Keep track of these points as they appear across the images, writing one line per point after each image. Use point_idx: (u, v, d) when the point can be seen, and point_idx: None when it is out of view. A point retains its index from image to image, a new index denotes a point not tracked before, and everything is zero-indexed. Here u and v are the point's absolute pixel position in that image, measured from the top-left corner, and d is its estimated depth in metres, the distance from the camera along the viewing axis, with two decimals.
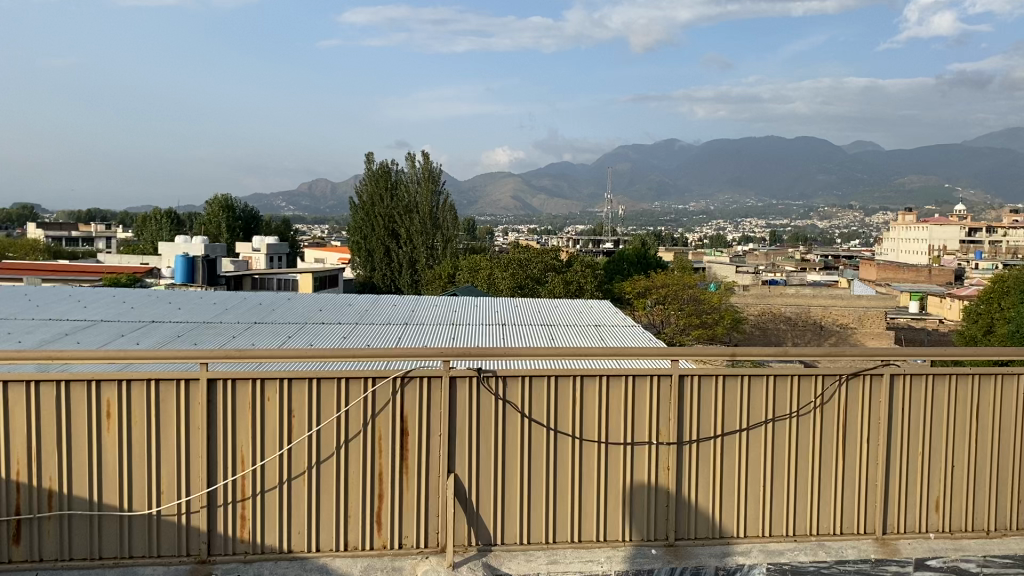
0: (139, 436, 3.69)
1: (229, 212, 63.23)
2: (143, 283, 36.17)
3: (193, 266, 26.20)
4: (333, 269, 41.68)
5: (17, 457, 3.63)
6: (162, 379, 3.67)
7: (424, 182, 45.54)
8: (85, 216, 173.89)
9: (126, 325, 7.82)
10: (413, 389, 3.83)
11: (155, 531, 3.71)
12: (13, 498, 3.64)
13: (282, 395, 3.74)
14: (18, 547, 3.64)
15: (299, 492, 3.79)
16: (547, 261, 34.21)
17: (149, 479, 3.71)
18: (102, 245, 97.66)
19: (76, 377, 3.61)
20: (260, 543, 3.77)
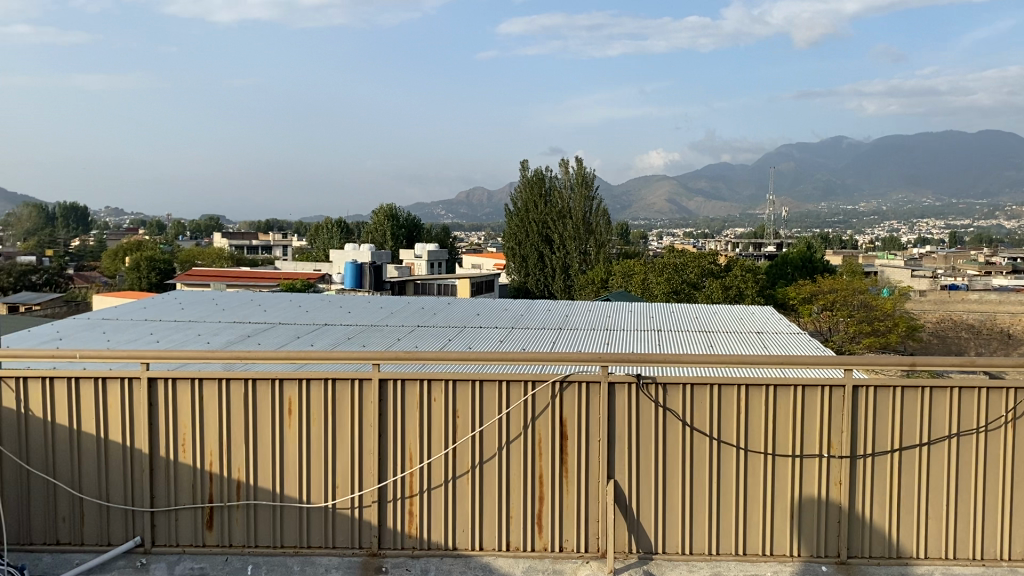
0: (318, 434, 3.91)
1: (392, 221, 65.96)
2: (315, 287, 38.34)
3: (361, 272, 27.54)
4: (491, 274, 42.53)
5: (210, 449, 3.93)
6: (337, 379, 3.87)
7: (577, 186, 45.78)
8: (264, 225, 186.83)
9: (302, 327, 8.34)
10: (573, 393, 3.84)
11: (331, 523, 3.91)
12: (206, 486, 3.94)
13: (447, 397, 3.87)
14: (211, 533, 3.93)
15: (463, 489, 3.89)
16: (705, 266, 33.17)
17: (325, 475, 3.92)
18: (279, 252, 104.77)
19: (260, 376, 3.88)
20: (427, 539, 3.90)
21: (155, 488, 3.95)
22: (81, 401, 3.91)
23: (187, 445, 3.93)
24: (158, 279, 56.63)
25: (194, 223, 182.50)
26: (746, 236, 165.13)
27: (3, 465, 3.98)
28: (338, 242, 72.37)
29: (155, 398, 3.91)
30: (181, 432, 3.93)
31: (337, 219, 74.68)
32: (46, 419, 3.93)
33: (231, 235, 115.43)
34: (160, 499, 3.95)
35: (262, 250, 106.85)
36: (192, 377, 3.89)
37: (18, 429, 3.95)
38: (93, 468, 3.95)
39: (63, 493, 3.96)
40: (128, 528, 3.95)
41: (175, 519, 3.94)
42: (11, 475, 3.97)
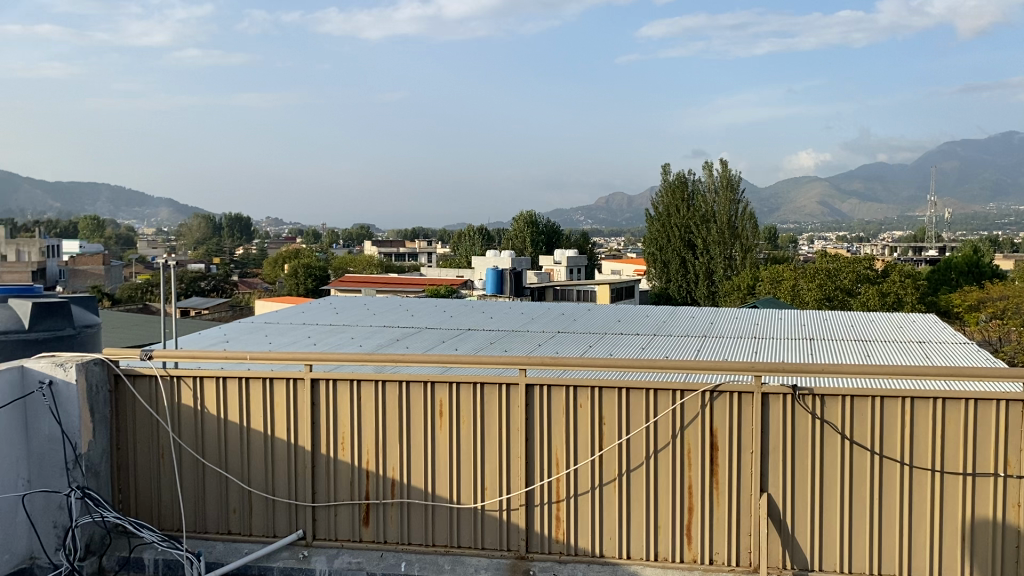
0: (467, 436, 3.99)
1: (532, 227, 66.61)
2: (459, 293, 39.29)
3: (502, 278, 27.95)
4: (632, 280, 42.19)
5: (367, 448, 4.09)
6: (486, 383, 3.95)
7: (722, 189, 44.64)
8: (411, 234, 193.38)
9: (448, 332, 8.56)
10: (723, 402, 3.75)
11: (479, 525, 3.99)
12: (363, 483, 4.11)
13: (594, 402, 3.86)
14: (367, 529, 4.09)
15: (610, 497, 3.87)
16: (860, 271, 31.64)
17: (474, 477, 4.00)
18: (424, 260, 108.73)
19: (412, 379, 4.01)
20: (574, 544, 3.91)
21: (316, 483, 4.15)
22: (249, 401, 4.17)
23: (345, 443, 4.11)
24: (314, 285, 59.63)
25: (345, 232, 191.06)
26: (905, 238, 157.47)
27: (180, 456, 4.29)
28: (480, 248, 73.83)
29: (317, 397, 4.11)
30: (339, 431, 4.10)
31: (479, 227, 76.26)
32: (217, 416, 4.21)
33: (379, 242, 120.27)
34: (321, 494, 4.14)
35: (409, 258, 110.74)
36: (349, 378, 4.06)
37: (195, 424, 4.25)
38: (260, 461, 4.19)
39: (233, 484, 4.23)
40: (291, 522, 4.17)
41: (334, 516, 4.13)
42: (187, 464, 4.28)
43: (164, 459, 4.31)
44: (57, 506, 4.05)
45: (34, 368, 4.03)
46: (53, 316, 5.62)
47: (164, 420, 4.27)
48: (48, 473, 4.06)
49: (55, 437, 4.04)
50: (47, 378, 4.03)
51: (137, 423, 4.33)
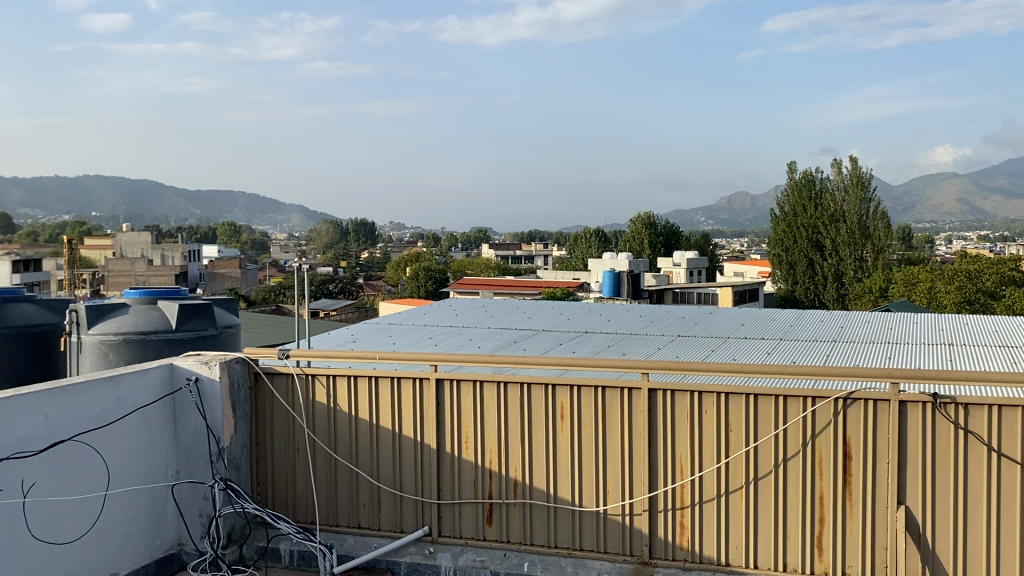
0: (589, 440, 3.99)
1: (650, 229, 65.78)
2: (576, 296, 39.22)
3: (619, 280, 27.68)
4: (755, 282, 41.06)
5: (490, 448, 4.14)
6: (608, 387, 3.93)
7: (852, 188, 42.60)
8: (528, 237, 194.89)
9: (565, 335, 8.58)
10: (858, 410, 3.60)
11: (602, 528, 3.98)
12: (486, 484, 4.17)
13: (720, 409, 3.78)
14: (490, 528, 4.16)
15: (737, 505, 3.78)
16: (1004, 273, 29.78)
17: (597, 480, 3.99)
18: (541, 261, 109.33)
19: (533, 381, 4.05)
20: (699, 552, 3.85)
21: (441, 482, 4.23)
22: (378, 399, 4.30)
23: (469, 443, 4.18)
24: (433, 288, 60.83)
25: (463, 235, 194.31)
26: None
27: (314, 451, 4.47)
28: (596, 250, 73.55)
29: (442, 397, 4.20)
30: (463, 430, 4.18)
31: (595, 228, 75.98)
32: (349, 412, 4.37)
33: (497, 245, 121.59)
34: (446, 492, 4.24)
35: (526, 259, 111.67)
36: (473, 378, 4.13)
37: (327, 420, 4.42)
38: (388, 458, 4.33)
39: (364, 480, 4.38)
40: (418, 518, 4.28)
41: (458, 513, 4.22)
42: (320, 459, 4.46)
43: (300, 453, 4.51)
44: (202, 497, 4.32)
45: (182, 366, 4.33)
46: (199, 316, 5.97)
47: (299, 416, 4.46)
48: (194, 464, 4.35)
49: (201, 431, 4.32)
50: (193, 376, 4.31)
51: (275, 419, 4.55)
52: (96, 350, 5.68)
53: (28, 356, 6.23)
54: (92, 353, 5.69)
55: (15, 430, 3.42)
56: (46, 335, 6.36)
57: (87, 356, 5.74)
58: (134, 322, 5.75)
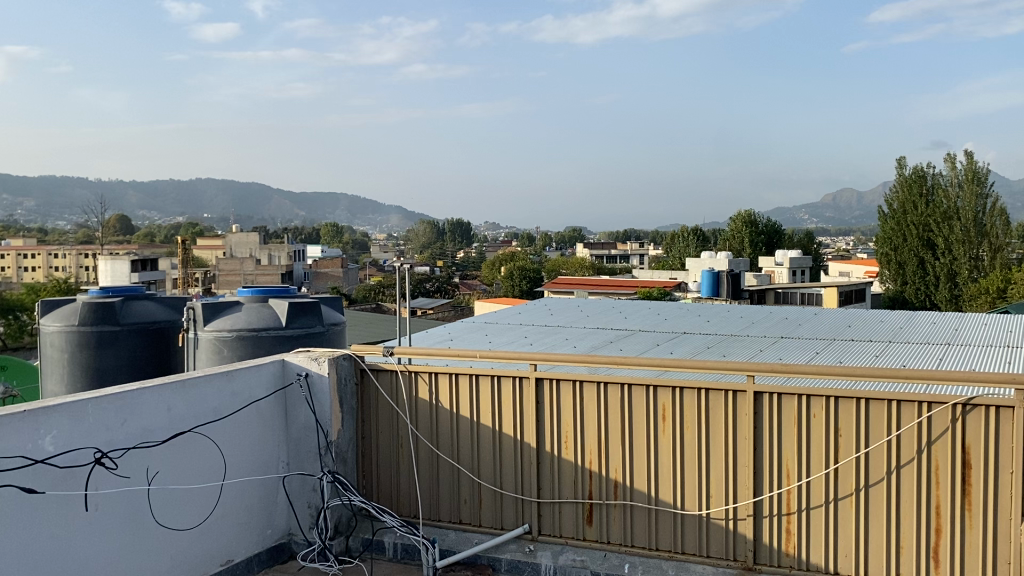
0: (692, 444, 3.93)
1: (751, 227, 64.22)
2: (672, 296, 38.63)
3: (718, 280, 26.99)
4: (862, 282, 39.57)
5: (590, 448, 4.14)
6: (711, 389, 3.87)
7: (967, 183, 40.63)
8: (623, 236, 193.28)
9: (662, 335, 8.47)
10: (978, 416, 3.42)
11: (705, 532, 3.93)
12: (586, 483, 4.17)
13: (829, 413, 3.66)
14: (590, 527, 4.15)
15: (847, 513, 3.67)
16: None
17: (700, 484, 3.93)
18: (637, 261, 108.15)
19: (635, 383, 4.01)
20: (805, 559, 3.75)
21: (541, 480, 4.25)
22: (479, 395, 4.35)
23: (569, 443, 4.19)
24: (528, 287, 61.12)
25: (559, 235, 194.31)
26: None
27: (417, 446, 4.57)
28: (694, 250, 72.31)
29: (541, 396, 4.21)
30: (564, 430, 4.19)
31: (693, 227, 74.78)
32: (450, 410, 4.43)
33: (593, 245, 120.86)
34: (546, 492, 4.25)
35: (621, 258, 110.62)
36: (574, 378, 4.13)
37: (430, 417, 4.50)
38: (489, 455, 4.37)
39: (465, 476, 4.44)
40: (518, 516, 4.31)
41: (558, 512, 4.23)
42: (423, 454, 4.55)
43: (403, 448, 4.61)
44: (311, 488, 4.47)
45: (293, 361, 4.50)
46: (306, 314, 6.20)
47: (403, 411, 4.57)
48: (304, 457, 4.50)
49: (310, 424, 4.47)
50: (304, 371, 4.47)
51: (380, 414, 4.66)
52: (211, 346, 5.96)
53: (149, 351, 6.58)
54: (208, 349, 5.98)
55: (140, 420, 3.62)
56: (165, 332, 6.68)
57: (203, 351, 6.03)
58: (246, 319, 6.00)
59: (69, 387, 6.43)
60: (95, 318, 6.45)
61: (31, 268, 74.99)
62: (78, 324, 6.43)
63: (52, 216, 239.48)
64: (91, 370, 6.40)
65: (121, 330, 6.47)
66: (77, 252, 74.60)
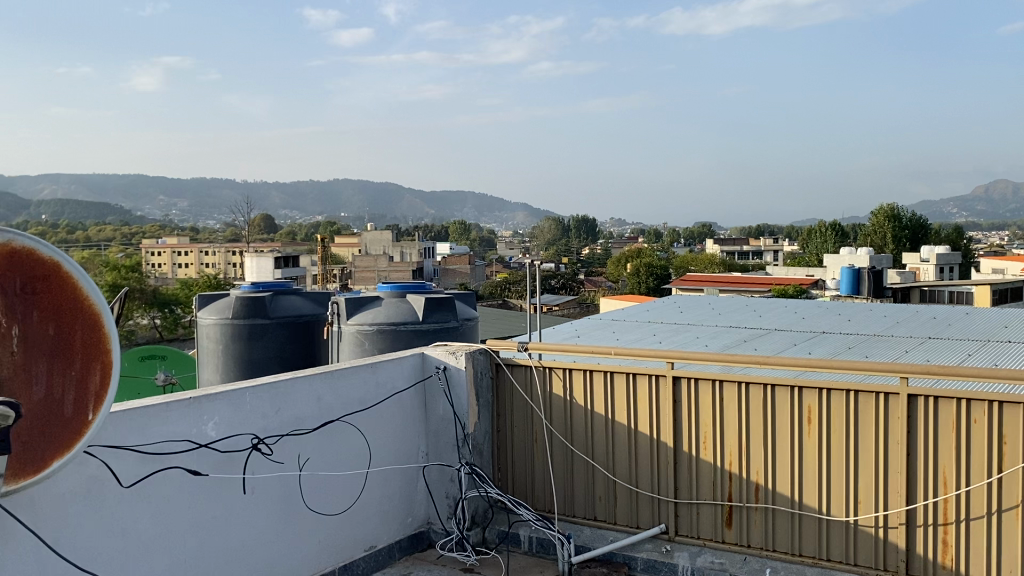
0: (839, 450, 3.78)
1: (894, 221, 60.98)
2: (808, 294, 37.16)
3: (859, 276, 25.63)
4: (1019, 280, 36.87)
5: (730, 449, 4.04)
6: (860, 391, 3.69)
7: None
8: (756, 231, 187.43)
9: (799, 334, 8.14)
10: None
11: (854, 541, 3.76)
12: (725, 485, 4.07)
13: (991, 418, 3.43)
14: (730, 530, 4.06)
15: (1011, 527, 3.42)
16: None
17: (848, 489, 3.77)
18: (770, 258, 104.60)
19: (780, 383, 3.88)
20: (963, 571, 3.54)
21: (679, 480, 4.19)
22: (615, 392, 4.33)
23: (708, 444, 4.10)
24: (655, 284, 60.43)
25: (688, 231, 190.73)
26: None
27: (551, 441, 4.59)
28: (832, 245, 69.35)
29: (679, 396, 4.15)
30: (702, 428, 4.11)
31: (831, 222, 71.86)
32: (585, 406, 4.43)
33: (723, 241, 117.88)
34: (683, 491, 4.18)
35: (753, 255, 107.30)
36: (713, 378, 4.04)
37: (563, 414, 4.52)
38: (625, 454, 4.34)
39: (599, 473, 4.44)
40: (655, 516, 4.27)
41: (696, 514, 4.15)
42: (558, 449, 4.57)
43: (538, 442, 4.65)
44: (450, 479, 4.58)
45: (432, 355, 4.60)
46: (442, 310, 6.38)
47: (537, 405, 4.61)
48: (442, 448, 4.61)
49: (448, 417, 4.57)
50: (442, 365, 4.58)
51: (515, 408, 4.72)
52: (354, 338, 6.20)
53: (295, 344, 6.90)
54: (351, 341, 6.23)
55: (291, 409, 3.80)
56: (310, 325, 7.01)
57: (346, 344, 6.29)
58: (387, 313, 6.21)
59: (224, 377, 6.83)
60: (246, 312, 6.82)
61: (184, 265, 80.15)
62: (231, 317, 6.82)
63: (204, 215, 256.19)
64: (243, 361, 6.78)
65: (270, 323, 6.82)
66: (225, 249, 79.28)
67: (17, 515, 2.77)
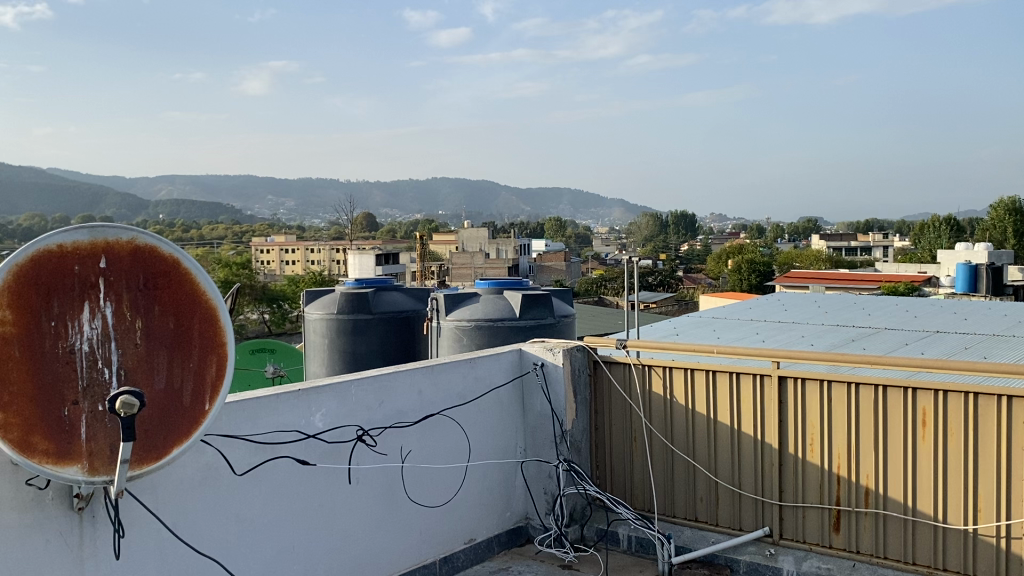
0: (957, 457, 3.60)
1: (1016, 215, 57.66)
2: (921, 291, 35.53)
3: (976, 273, 24.33)
4: None
5: (839, 451, 3.91)
6: (981, 394, 3.50)
7: None
8: (865, 226, 180.48)
9: (911, 333, 7.80)
10: None
11: (970, 550, 3.58)
12: (833, 489, 3.94)
13: None
14: (837, 535, 3.93)
15: None
16: None
17: (966, 495, 3.59)
18: (880, 254, 100.33)
19: (892, 384, 3.72)
20: None
21: (784, 483, 4.08)
22: (717, 391, 4.25)
23: (815, 445, 3.98)
24: (758, 281, 59.00)
25: (792, 226, 185.12)
26: None
27: (652, 441, 4.54)
28: (947, 241, 66.06)
29: (785, 395, 4.04)
30: (809, 432, 3.99)
31: (946, 216, 68.54)
32: (686, 406, 4.36)
33: (829, 236, 113.74)
34: (789, 495, 4.07)
35: (861, 250, 103.10)
36: (820, 378, 3.91)
37: (664, 412, 4.46)
38: (728, 455, 4.25)
39: (701, 474, 4.36)
40: (758, 517, 4.17)
41: (802, 516, 4.04)
42: (658, 450, 4.51)
43: (637, 442, 4.60)
44: (547, 475, 4.59)
45: (530, 351, 4.62)
46: (538, 306, 6.39)
47: (637, 404, 4.56)
48: (541, 444, 4.62)
49: (546, 413, 4.58)
50: (540, 361, 4.59)
51: (613, 405, 4.69)
52: (453, 334, 6.28)
53: (397, 338, 7.05)
54: (450, 337, 6.30)
55: (394, 402, 3.88)
56: (411, 320, 7.14)
57: (445, 340, 6.37)
58: (484, 310, 6.27)
59: (329, 370, 7.04)
60: (350, 308, 7.01)
61: (292, 262, 83.17)
62: (336, 313, 7.02)
63: (309, 214, 264.91)
64: (348, 355, 6.98)
65: (373, 318, 6.99)
66: (330, 247, 81.86)
67: (139, 497, 2.93)
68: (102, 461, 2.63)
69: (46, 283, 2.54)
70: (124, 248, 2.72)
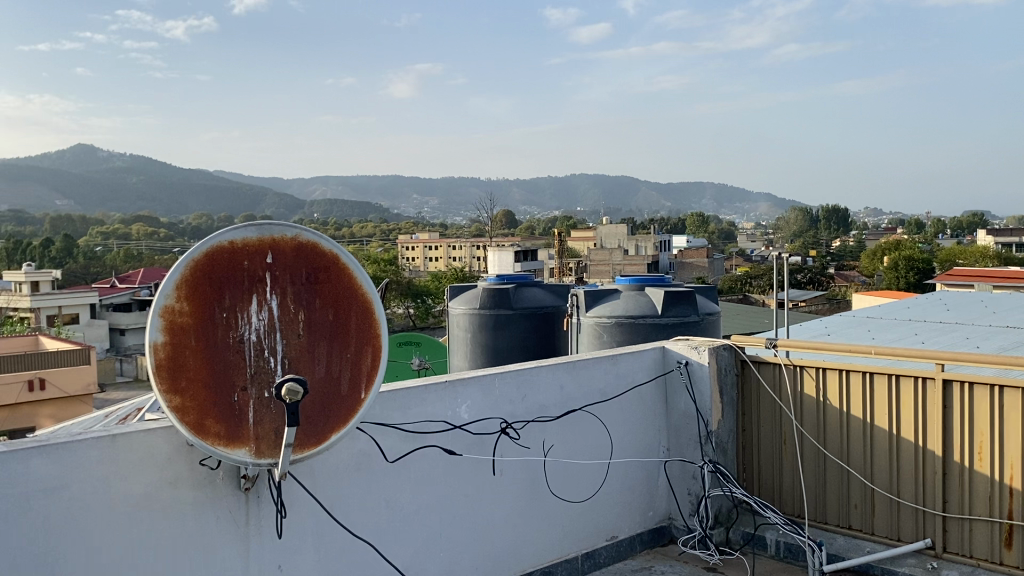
0: None
1: None
2: None
3: None
4: None
5: (1011, 460, 3.63)
6: None
7: None
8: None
9: None
10: None
11: None
12: (1005, 502, 3.66)
13: None
14: (1010, 552, 3.65)
15: None
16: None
17: None
18: None
19: None
20: None
21: (948, 492, 3.84)
22: (874, 394, 4.05)
23: (984, 453, 3.71)
24: (916, 279, 55.70)
25: (956, 221, 173.30)
26: None
27: (802, 444, 4.38)
28: None
29: (949, 399, 3.80)
30: (977, 439, 3.72)
31: None
32: (839, 409, 4.19)
33: (997, 232, 105.61)
34: (953, 505, 3.83)
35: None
36: (990, 383, 3.64)
37: (817, 415, 4.28)
38: (885, 460, 4.04)
39: (856, 480, 4.17)
40: (918, 529, 3.94)
41: (969, 530, 3.78)
42: (809, 453, 4.35)
43: (786, 446, 4.45)
44: (691, 476, 4.51)
45: (673, 349, 4.56)
46: (682, 303, 6.28)
47: (787, 407, 4.42)
48: (685, 444, 4.56)
49: (690, 412, 4.51)
50: (684, 360, 4.52)
51: (761, 407, 4.56)
52: (593, 330, 6.28)
53: (537, 334, 7.12)
54: (590, 334, 6.31)
55: (537, 397, 3.92)
56: (551, 316, 7.19)
57: (585, 336, 6.38)
58: (624, 306, 6.23)
59: (472, 364, 7.17)
60: (491, 303, 7.12)
61: (435, 258, 85.62)
62: (478, 307, 7.15)
63: (452, 211, 271.44)
64: (489, 349, 7.10)
65: (513, 313, 7.08)
66: (471, 244, 83.32)
67: (300, 481, 3.10)
68: (267, 445, 2.80)
69: (218, 276, 2.72)
70: (287, 243, 2.88)
